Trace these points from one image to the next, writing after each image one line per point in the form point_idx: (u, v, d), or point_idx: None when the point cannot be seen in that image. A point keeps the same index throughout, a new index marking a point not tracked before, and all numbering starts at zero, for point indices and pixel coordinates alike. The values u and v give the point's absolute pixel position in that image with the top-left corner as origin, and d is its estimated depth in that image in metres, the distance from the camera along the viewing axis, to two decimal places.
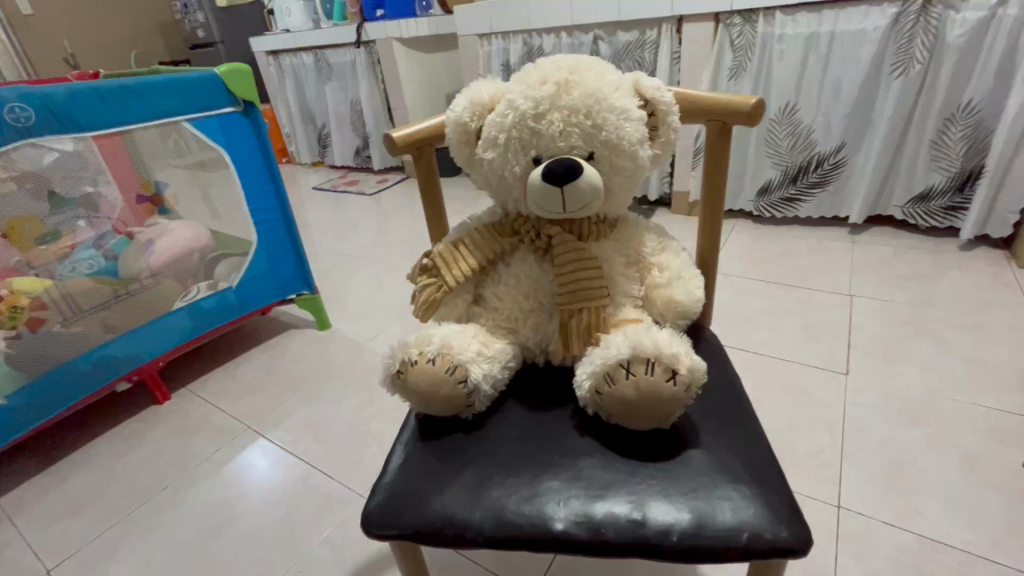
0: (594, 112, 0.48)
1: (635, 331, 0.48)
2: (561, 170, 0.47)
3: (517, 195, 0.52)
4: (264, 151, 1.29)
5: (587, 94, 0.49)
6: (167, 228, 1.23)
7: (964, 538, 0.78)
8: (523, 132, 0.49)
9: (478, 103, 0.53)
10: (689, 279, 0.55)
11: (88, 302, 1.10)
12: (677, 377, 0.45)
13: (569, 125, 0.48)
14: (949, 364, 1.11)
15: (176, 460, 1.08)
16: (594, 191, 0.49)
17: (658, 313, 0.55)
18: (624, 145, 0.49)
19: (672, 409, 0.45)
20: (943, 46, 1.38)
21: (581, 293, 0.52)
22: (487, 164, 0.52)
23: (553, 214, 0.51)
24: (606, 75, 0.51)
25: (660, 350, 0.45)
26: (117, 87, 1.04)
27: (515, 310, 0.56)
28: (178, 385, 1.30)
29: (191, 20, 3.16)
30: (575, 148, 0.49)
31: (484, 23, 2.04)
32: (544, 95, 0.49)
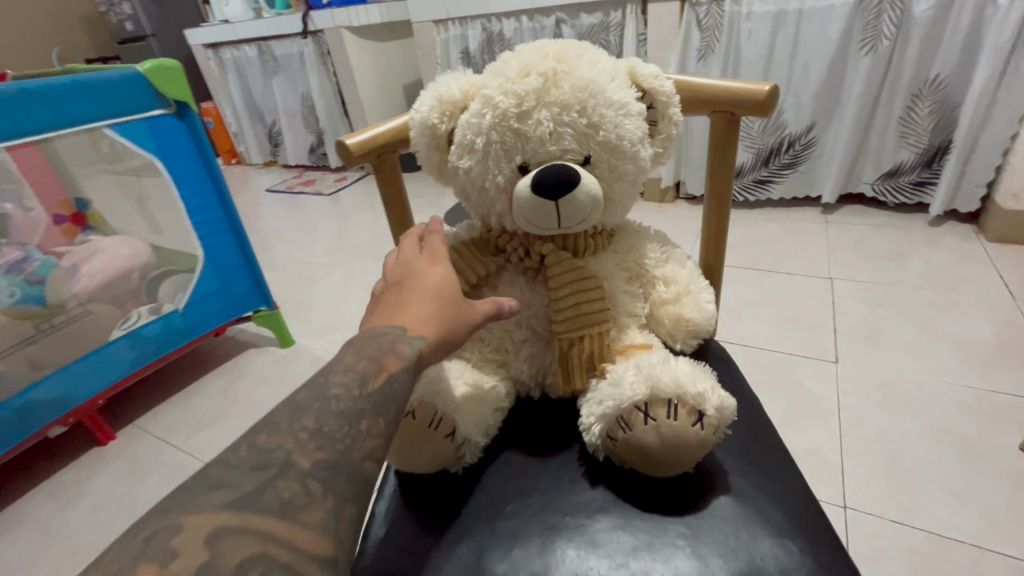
0: (588, 109, 0.41)
1: (651, 362, 0.42)
2: (554, 178, 0.40)
3: (501, 210, 0.45)
4: (204, 157, 1.16)
5: (579, 85, 0.41)
6: (98, 246, 1.08)
7: (972, 532, 0.77)
8: (505, 135, 0.42)
9: (448, 100, 0.44)
10: (698, 294, 0.49)
11: (7, 341, 0.95)
12: (705, 420, 0.38)
13: (560, 126, 0.41)
14: (933, 346, 1.10)
15: (126, 511, 0.97)
16: (593, 202, 0.42)
17: (668, 333, 0.49)
18: (625, 145, 0.43)
19: (698, 455, 0.39)
20: (909, 21, 1.37)
21: (583, 320, 0.46)
22: (464, 172, 0.45)
23: (546, 229, 0.44)
24: (598, 62, 0.44)
25: (685, 386, 0.39)
26: (19, 92, 0.89)
27: (505, 339, 0.49)
28: (123, 422, 1.18)
29: (117, 13, 2.91)
30: (568, 152, 0.42)
31: (439, 8, 1.92)
32: (529, 90, 0.41)
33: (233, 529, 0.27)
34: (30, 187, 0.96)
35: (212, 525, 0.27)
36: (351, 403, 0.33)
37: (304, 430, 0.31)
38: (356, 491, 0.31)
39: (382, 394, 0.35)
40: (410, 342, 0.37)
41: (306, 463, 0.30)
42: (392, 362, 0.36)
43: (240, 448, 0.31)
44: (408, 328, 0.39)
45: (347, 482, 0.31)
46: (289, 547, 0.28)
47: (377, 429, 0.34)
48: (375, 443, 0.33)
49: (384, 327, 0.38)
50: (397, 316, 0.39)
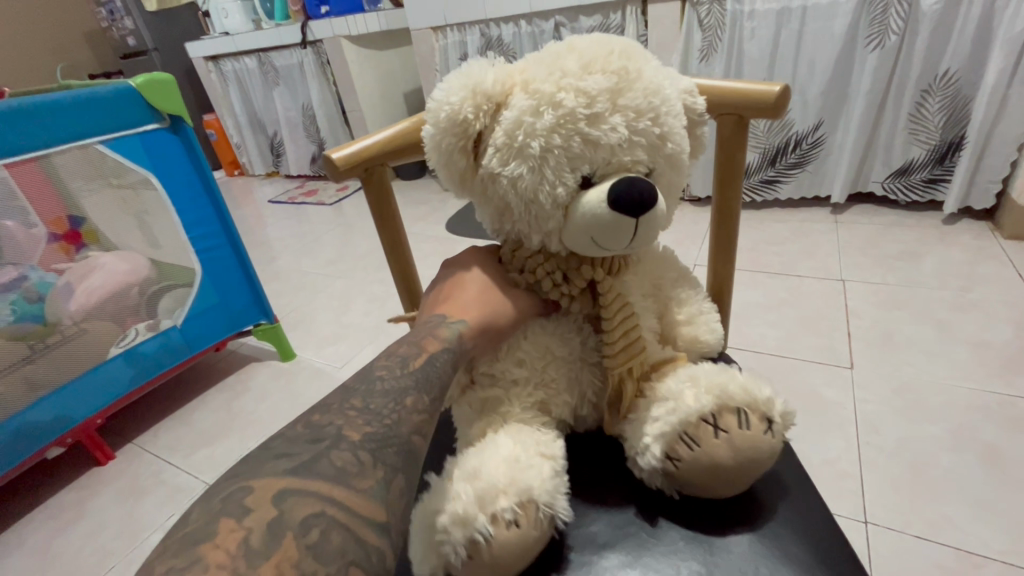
0: (659, 119, 0.41)
1: (709, 377, 0.42)
2: (634, 193, 0.39)
3: (552, 228, 0.42)
4: (199, 170, 1.15)
5: (648, 90, 0.41)
6: (97, 262, 1.04)
7: (1001, 547, 0.73)
8: (571, 142, 0.39)
9: (485, 94, 0.41)
10: (710, 314, 0.50)
11: (5, 361, 0.94)
12: (773, 427, 0.39)
13: (632, 136, 0.40)
14: (953, 349, 1.06)
15: (124, 533, 0.95)
16: (659, 219, 0.42)
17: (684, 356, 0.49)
18: (680, 157, 0.44)
19: (766, 467, 0.39)
20: (917, 15, 1.34)
21: (635, 349, 0.44)
22: (511, 182, 0.41)
23: (607, 250, 0.42)
24: (652, 64, 0.44)
25: (750, 391, 0.40)
26: (12, 110, 0.89)
27: (538, 376, 0.45)
28: (124, 441, 1.16)
29: (120, 28, 2.92)
30: (638, 163, 0.41)
31: (438, 14, 1.91)
32: (598, 93, 0.40)
33: (295, 489, 0.27)
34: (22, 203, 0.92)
35: (278, 486, 0.27)
36: (397, 381, 0.35)
37: (352, 409, 0.32)
38: (408, 462, 0.31)
39: (429, 371, 0.36)
40: (450, 326, 0.39)
41: (356, 436, 0.30)
42: (432, 345, 0.37)
43: (295, 426, 0.31)
44: (452, 315, 0.41)
45: (399, 453, 0.31)
46: (350, 508, 0.27)
47: (422, 405, 0.34)
48: (422, 416, 0.33)
49: (430, 317, 0.41)
50: (443, 306, 0.42)
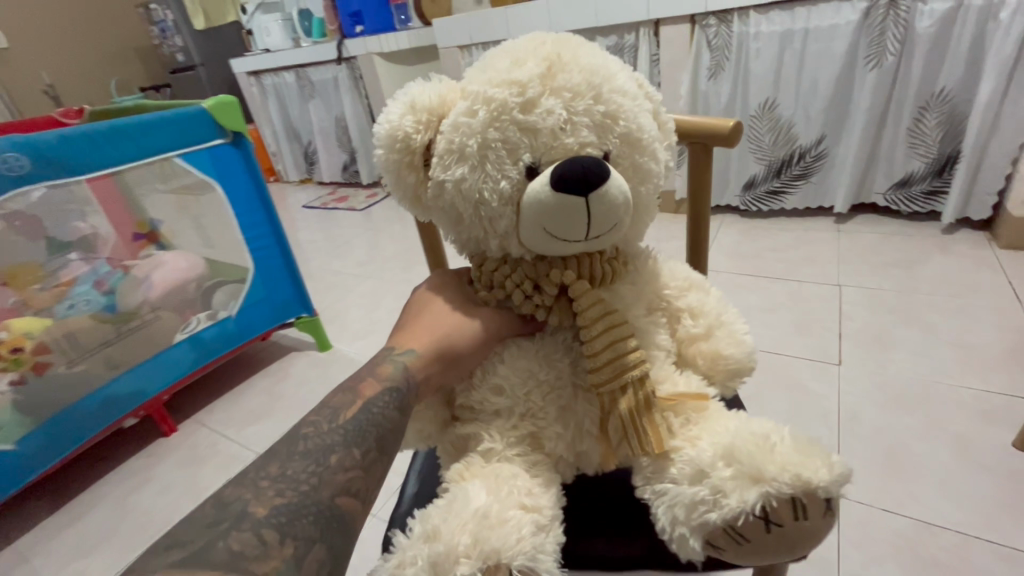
0: (600, 97, 0.44)
1: (747, 450, 0.39)
2: (575, 170, 0.41)
3: (504, 227, 0.45)
4: (255, 179, 1.31)
5: (586, 74, 0.45)
6: (161, 259, 1.21)
7: (959, 520, 0.82)
8: (508, 135, 0.43)
9: (424, 109, 0.46)
10: (730, 326, 0.51)
11: (91, 341, 1.10)
12: (829, 509, 0.39)
13: (573, 118, 0.43)
14: (936, 350, 1.14)
15: (187, 492, 1.10)
16: (620, 199, 0.43)
17: (708, 373, 0.50)
18: (642, 139, 0.46)
19: (811, 540, 0.40)
20: (913, 37, 1.42)
21: (624, 362, 0.45)
22: (456, 185, 0.45)
23: (567, 240, 0.44)
24: (587, 53, 0.47)
25: (809, 480, 0.37)
26: (110, 129, 1.05)
27: (522, 403, 0.46)
28: (183, 417, 1.31)
29: (170, 45, 3.16)
30: (588, 145, 0.43)
31: (464, 34, 2.05)
32: (530, 84, 0.43)
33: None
34: (104, 214, 1.10)
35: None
36: (323, 438, 0.39)
37: (267, 480, 0.36)
38: (320, 529, 0.34)
39: (364, 420, 0.41)
40: (393, 362, 0.45)
41: (260, 512, 0.34)
42: (369, 390, 0.42)
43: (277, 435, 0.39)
44: (396, 349, 0.46)
45: (313, 522, 0.34)
46: None
47: (349, 462, 0.38)
48: (344, 475, 0.37)
49: (379, 354, 0.46)
50: (394, 339, 0.47)
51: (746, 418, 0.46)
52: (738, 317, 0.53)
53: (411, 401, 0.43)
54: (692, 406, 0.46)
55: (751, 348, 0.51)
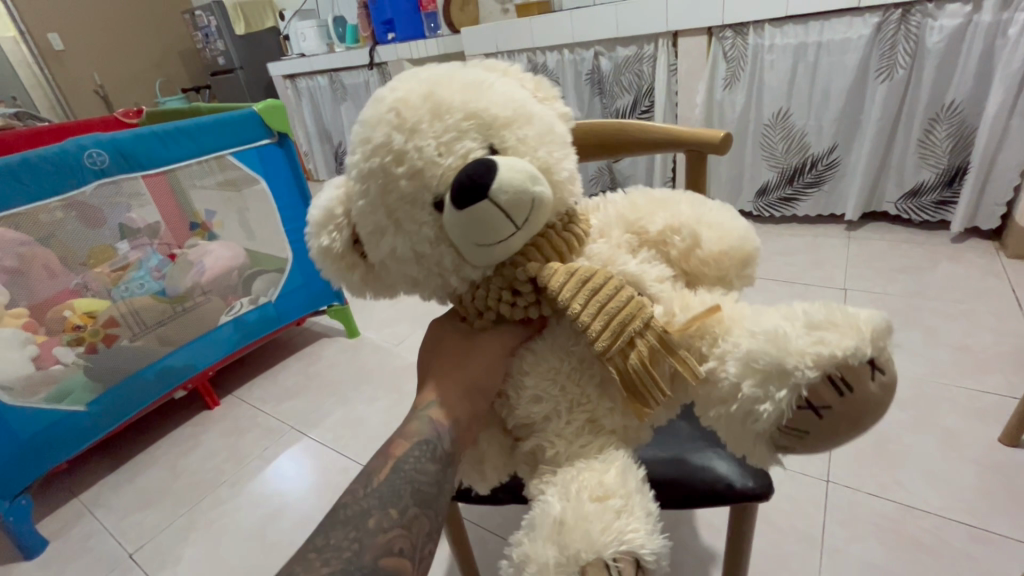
0: (449, 108, 0.42)
1: (756, 350, 0.34)
2: (464, 184, 0.39)
3: (452, 262, 0.44)
4: (296, 176, 1.43)
5: (424, 97, 0.43)
6: (207, 249, 1.33)
7: (940, 504, 0.88)
8: (399, 191, 0.42)
9: (326, 226, 0.47)
10: (704, 220, 0.49)
11: (152, 318, 1.21)
12: (876, 368, 0.33)
13: (443, 136, 0.41)
14: (934, 352, 1.19)
15: (230, 458, 1.21)
16: (521, 177, 0.40)
17: (717, 272, 0.48)
18: (506, 119, 0.43)
19: (883, 401, 0.34)
20: (924, 51, 1.47)
21: (614, 326, 0.39)
22: (393, 256, 0.44)
23: (502, 243, 0.41)
24: (415, 80, 0.46)
25: (837, 353, 0.32)
26: (174, 129, 1.18)
27: (556, 401, 0.42)
28: (225, 392, 1.44)
29: (213, 49, 3.34)
30: (470, 151, 0.42)
31: (490, 43, 2.14)
32: (387, 141, 0.42)
33: None
34: (155, 206, 1.19)
35: None
36: (360, 504, 0.35)
37: (314, 549, 0.33)
38: None
39: (398, 481, 0.37)
40: (419, 416, 0.40)
41: None
42: (398, 448, 0.38)
43: None
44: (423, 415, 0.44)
45: None
46: None
47: (387, 522, 0.35)
48: (384, 535, 0.34)
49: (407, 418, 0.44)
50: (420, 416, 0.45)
51: (764, 310, 0.40)
52: (715, 212, 0.51)
53: (448, 448, 0.39)
54: (712, 321, 0.39)
55: (737, 233, 0.49)
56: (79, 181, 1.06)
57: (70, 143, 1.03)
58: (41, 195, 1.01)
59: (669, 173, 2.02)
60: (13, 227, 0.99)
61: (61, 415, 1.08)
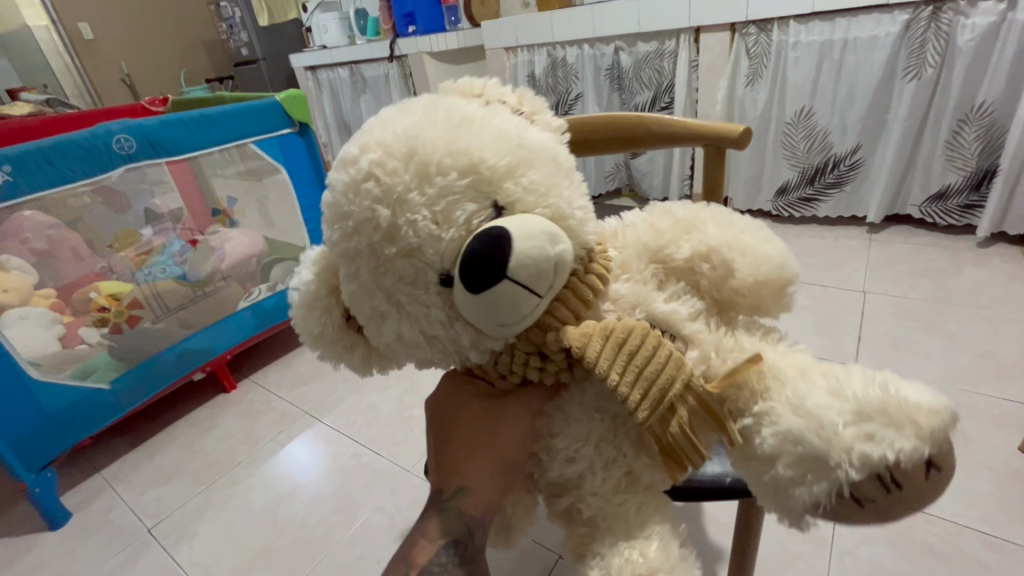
0: (440, 167, 0.36)
1: (798, 432, 0.32)
2: (474, 267, 0.34)
3: (469, 339, 0.39)
4: (315, 166, 1.47)
5: (411, 156, 0.37)
6: (228, 235, 1.36)
7: (954, 511, 0.86)
8: (394, 274, 0.37)
9: (312, 307, 0.42)
10: (742, 237, 0.44)
11: (174, 301, 1.24)
12: (935, 466, 0.30)
13: (437, 204, 0.36)
14: (954, 357, 1.17)
15: (245, 441, 1.24)
16: (539, 243, 0.35)
17: (757, 298, 0.43)
18: (508, 161, 0.38)
19: (935, 494, 0.31)
20: (954, 50, 1.44)
21: (653, 404, 0.36)
22: (400, 341, 0.40)
23: (523, 318, 0.37)
24: (393, 127, 0.39)
25: (890, 457, 0.29)
26: (199, 117, 1.21)
27: (592, 470, 0.39)
28: (242, 376, 1.47)
29: (236, 40, 3.39)
30: (474, 217, 0.36)
31: (510, 36, 2.13)
32: (367, 219, 0.37)
33: None
34: (179, 193, 1.24)
35: None
36: None
37: None
38: None
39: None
40: (445, 513, 0.37)
41: None
42: (422, 555, 0.36)
43: None
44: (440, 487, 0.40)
45: None
46: None
47: None
48: None
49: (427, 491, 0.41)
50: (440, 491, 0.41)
51: (812, 366, 0.37)
52: (747, 232, 0.44)
53: (476, 546, 0.37)
54: (753, 373, 0.36)
55: (775, 258, 0.43)
56: (107, 166, 1.08)
57: (99, 128, 1.06)
58: (70, 178, 1.03)
59: (687, 171, 2.00)
60: (43, 210, 1.01)
61: (86, 393, 1.10)
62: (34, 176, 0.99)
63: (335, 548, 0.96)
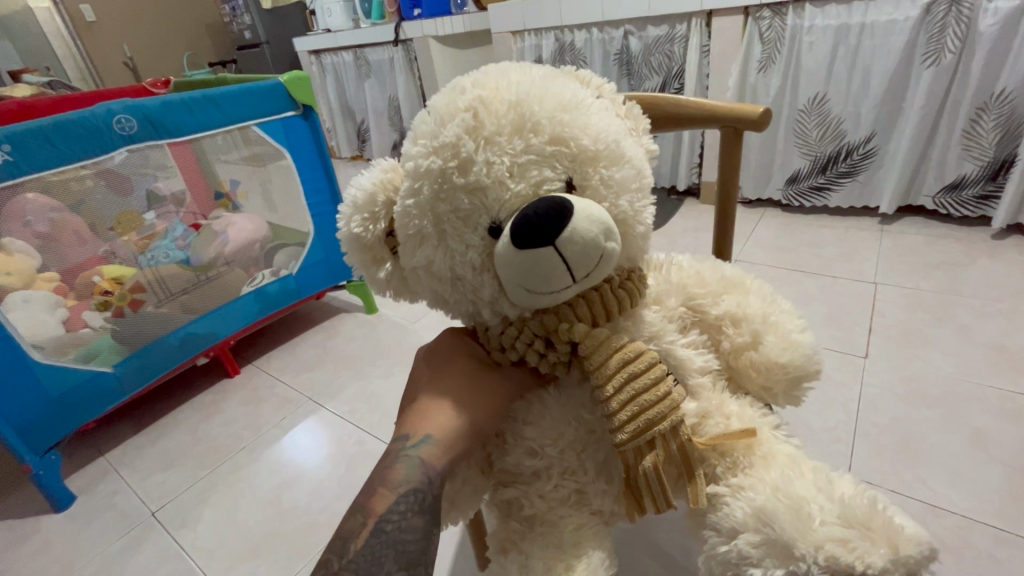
0: (538, 128, 0.40)
1: (776, 513, 0.35)
2: (534, 224, 0.37)
3: (489, 294, 0.41)
4: (319, 149, 1.45)
5: (516, 108, 0.40)
6: (231, 220, 1.34)
7: (965, 505, 0.85)
8: (453, 206, 0.39)
9: (365, 206, 0.44)
10: (778, 318, 0.48)
11: (177, 285, 1.23)
12: None
13: (520, 158, 0.39)
14: (967, 350, 1.15)
15: (249, 426, 1.24)
16: (595, 233, 0.38)
17: (763, 381, 0.47)
18: (601, 151, 0.41)
19: None
20: (975, 35, 1.39)
21: (647, 422, 0.39)
22: (428, 267, 0.42)
23: (556, 290, 0.39)
24: (513, 79, 0.43)
25: (857, 566, 0.32)
26: (201, 97, 1.19)
27: (558, 464, 0.41)
28: (246, 362, 1.47)
29: (240, 23, 3.35)
30: (548, 182, 0.39)
31: (517, 20, 2.09)
32: (452, 145, 0.39)
33: None
34: (182, 177, 1.21)
35: None
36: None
37: None
38: None
39: (379, 548, 0.32)
40: (408, 458, 0.36)
41: None
42: (382, 504, 0.33)
43: None
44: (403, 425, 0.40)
45: None
46: None
47: None
48: None
49: None
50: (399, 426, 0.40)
51: (803, 459, 0.41)
52: (785, 315, 0.49)
53: (437, 496, 0.35)
54: (740, 445, 0.41)
55: (804, 346, 0.47)
56: (108, 146, 1.07)
57: (99, 107, 1.04)
58: (70, 159, 1.02)
59: (696, 159, 1.97)
60: (45, 193, 1.00)
61: (88, 375, 1.10)
62: (34, 156, 0.97)
63: None
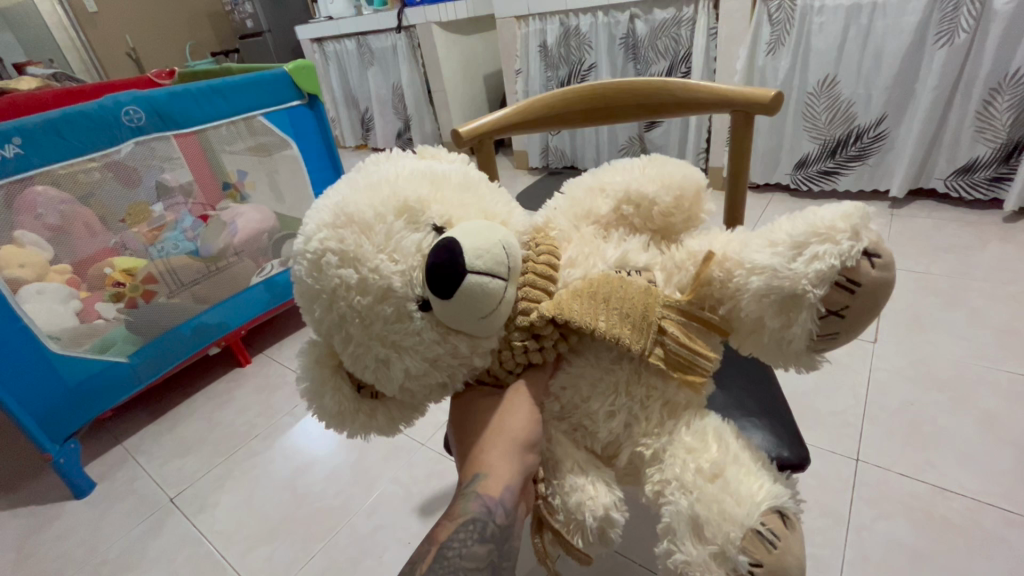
0: (379, 219, 0.38)
1: (762, 291, 0.37)
2: (437, 281, 0.36)
3: (467, 347, 0.39)
4: (325, 139, 1.47)
5: (346, 219, 0.38)
6: (239, 211, 1.36)
7: (975, 488, 0.85)
8: (380, 318, 0.38)
9: (322, 396, 0.41)
10: (650, 165, 0.50)
11: (188, 276, 1.24)
12: (873, 258, 0.35)
13: (385, 243, 0.38)
14: (977, 333, 1.14)
15: (262, 413, 1.25)
16: (482, 236, 0.38)
17: (683, 215, 0.49)
18: (427, 192, 0.41)
19: (883, 297, 0.36)
20: (990, 14, 1.36)
21: (641, 326, 0.40)
22: (410, 379, 0.40)
23: (490, 324, 0.38)
24: (312, 217, 0.41)
25: (839, 262, 0.34)
26: (206, 87, 1.18)
27: (621, 405, 0.41)
28: (257, 351, 1.48)
29: (241, 12, 3.33)
30: (422, 241, 0.38)
31: (521, 5, 2.07)
32: (336, 287, 0.38)
33: None
34: (187, 166, 1.22)
35: None
36: None
37: None
38: None
39: (441, 572, 0.33)
40: (466, 494, 0.36)
41: None
42: (444, 533, 0.35)
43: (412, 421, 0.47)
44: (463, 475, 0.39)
45: None
46: None
47: None
48: None
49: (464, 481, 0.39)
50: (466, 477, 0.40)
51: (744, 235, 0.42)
52: (648, 165, 0.51)
53: (501, 523, 0.35)
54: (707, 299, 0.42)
55: (672, 170, 0.49)
56: (117, 138, 1.07)
57: (107, 99, 1.04)
58: (79, 150, 1.02)
59: (704, 144, 1.95)
60: (55, 186, 1.01)
61: (104, 365, 1.12)
62: (44, 148, 0.98)
63: (352, 519, 0.97)
